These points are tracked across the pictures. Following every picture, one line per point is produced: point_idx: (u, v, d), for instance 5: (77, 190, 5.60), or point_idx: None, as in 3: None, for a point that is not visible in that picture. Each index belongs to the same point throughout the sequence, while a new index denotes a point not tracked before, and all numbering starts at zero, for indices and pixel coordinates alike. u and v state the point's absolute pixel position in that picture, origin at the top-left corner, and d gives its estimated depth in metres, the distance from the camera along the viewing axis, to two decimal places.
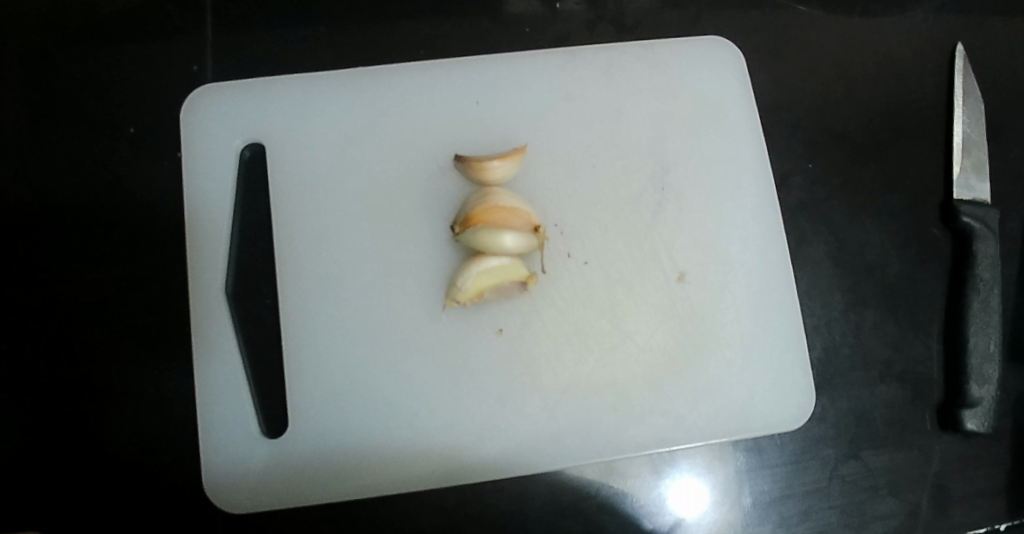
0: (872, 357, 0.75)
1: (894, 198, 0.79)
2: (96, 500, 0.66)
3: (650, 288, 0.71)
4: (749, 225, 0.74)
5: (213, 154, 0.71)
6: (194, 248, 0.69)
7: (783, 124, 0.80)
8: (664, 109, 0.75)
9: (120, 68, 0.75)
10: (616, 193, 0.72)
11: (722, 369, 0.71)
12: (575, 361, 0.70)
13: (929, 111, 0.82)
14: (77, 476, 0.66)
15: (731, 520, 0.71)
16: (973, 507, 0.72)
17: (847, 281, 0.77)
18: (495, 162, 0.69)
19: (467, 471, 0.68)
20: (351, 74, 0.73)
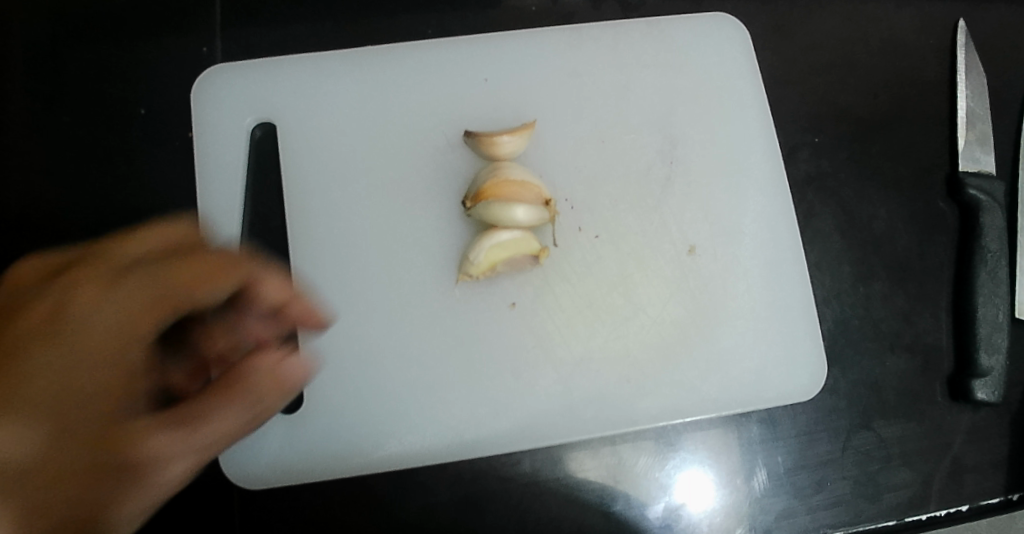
0: (883, 329, 0.75)
1: (900, 170, 0.80)
2: None
3: (662, 260, 0.72)
4: (757, 197, 0.74)
5: (223, 133, 0.72)
6: (207, 226, 0.70)
7: (788, 99, 0.81)
8: (670, 84, 0.76)
9: (129, 51, 0.76)
10: (626, 167, 0.73)
11: (733, 340, 0.72)
12: (588, 333, 0.70)
13: (934, 86, 0.82)
14: None
15: (746, 491, 0.70)
16: (986, 477, 0.72)
17: (855, 253, 0.77)
18: (506, 136, 0.69)
19: (481, 444, 0.68)
20: (360, 55, 0.74)
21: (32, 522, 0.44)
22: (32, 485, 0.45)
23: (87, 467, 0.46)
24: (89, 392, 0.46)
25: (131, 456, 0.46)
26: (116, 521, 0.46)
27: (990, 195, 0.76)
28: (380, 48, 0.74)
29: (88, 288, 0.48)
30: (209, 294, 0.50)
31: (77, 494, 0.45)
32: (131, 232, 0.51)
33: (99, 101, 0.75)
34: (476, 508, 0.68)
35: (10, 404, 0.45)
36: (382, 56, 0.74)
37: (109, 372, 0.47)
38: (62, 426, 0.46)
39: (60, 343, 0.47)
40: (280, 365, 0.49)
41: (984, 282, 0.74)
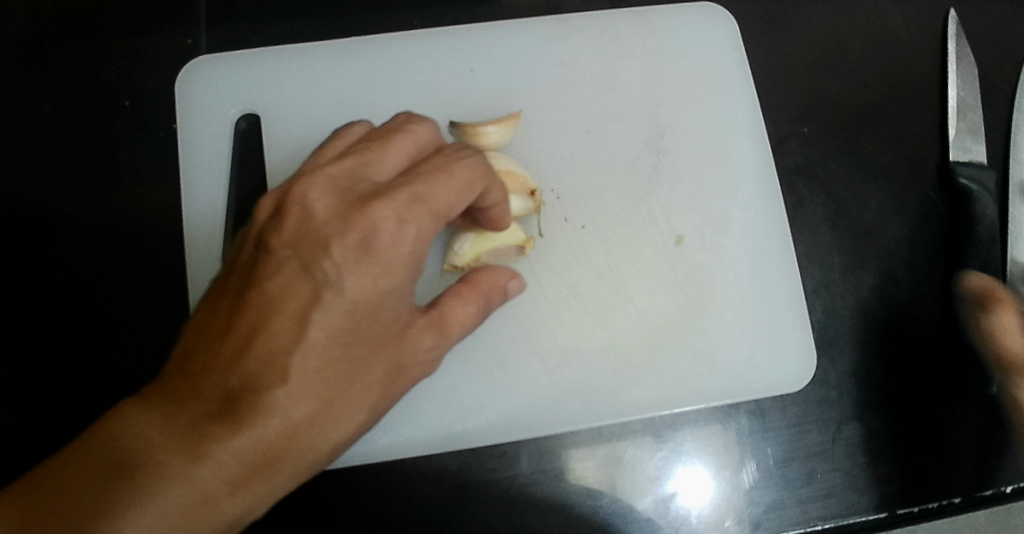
0: (874, 319, 0.75)
1: (891, 160, 0.79)
2: None
3: (649, 250, 0.72)
4: (746, 186, 0.74)
5: (207, 124, 0.73)
6: (191, 217, 0.71)
7: (777, 89, 0.81)
8: (657, 73, 0.75)
9: (117, 43, 0.77)
10: (613, 158, 0.73)
11: (722, 330, 0.71)
12: (575, 324, 0.70)
13: (923, 75, 0.81)
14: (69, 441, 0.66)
15: (736, 483, 0.70)
16: (979, 470, 0.71)
17: (845, 243, 0.77)
18: (489, 126, 0.68)
19: (467, 435, 0.69)
20: (342, 45, 0.74)
21: (323, 426, 0.53)
22: (344, 390, 0.54)
23: (378, 371, 0.55)
24: (386, 307, 0.55)
25: (400, 361, 0.57)
26: (364, 421, 0.55)
27: (980, 183, 0.75)
28: (365, 39, 0.75)
29: (391, 222, 0.55)
30: (456, 203, 0.58)
31: (372, 397, 0.55)
32: (431, 174, 0.57)
33: (88, 96, 0.76)
34: (463, 500, 0.67)
35: (312, 327, 0.52)
36: (367, 47, 0.75)
37: (395, 291, 0.55)
38: (362, 341, 0.54)
39: (380, 271, 0.54)
40: (506, 282, 0.64)
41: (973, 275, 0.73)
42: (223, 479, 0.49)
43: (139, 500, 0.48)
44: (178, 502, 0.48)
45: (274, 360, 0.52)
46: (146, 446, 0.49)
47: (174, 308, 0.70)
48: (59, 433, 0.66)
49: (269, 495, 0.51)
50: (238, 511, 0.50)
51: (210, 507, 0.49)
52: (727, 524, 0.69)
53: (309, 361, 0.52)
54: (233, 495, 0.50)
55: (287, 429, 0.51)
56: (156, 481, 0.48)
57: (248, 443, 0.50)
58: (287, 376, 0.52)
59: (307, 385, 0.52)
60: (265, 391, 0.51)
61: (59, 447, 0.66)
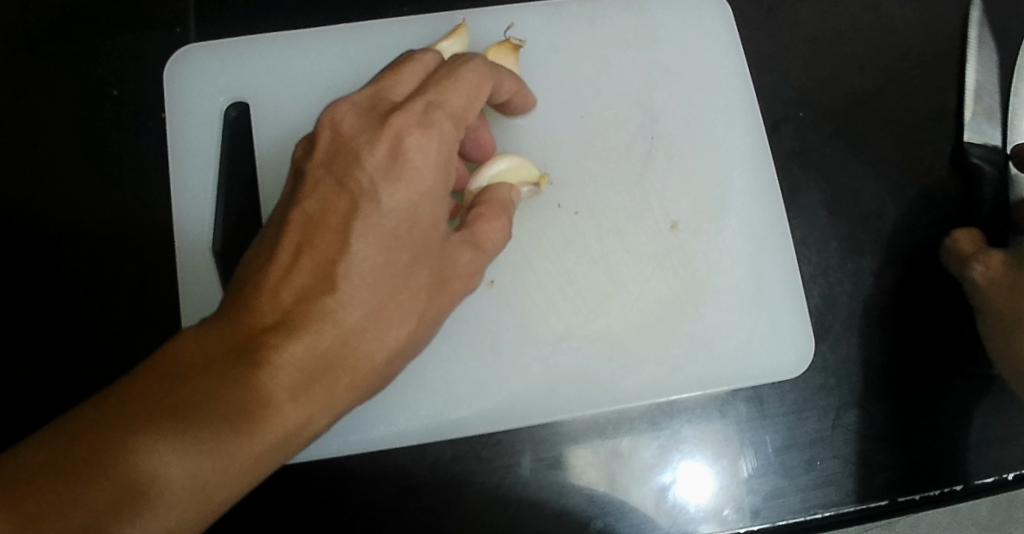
0: (873, 304, 0.73)
1: (888, 144, 0.78)
2: None
3: (643, 235, 0.71)
4: (742, 171, 0.73)
5: (197, 113, 0.73)
6: (180, 206, 0.71)
7: (770, 73, 0.80)
8: (650, 58, 0.75)
9: (106, 34, 0.77)
10: (607, 143, 0.73)
11: (719, 316, 0.70)
12: (570, 310, 0.69)
13: (918, 59, 0.81)
14: None
15: (734, 472, 0.69)
16: (982, 456, 0.69)
17: (842, 228, 0.76)
18: (441, 43, 0.69)
19: (463, 424, 0.67)
20: (331, 32, 0.74)
21: (370, 332, 0.52)
22: (398, 296, 0.53)
23: (426, 280, 0.55)
24: (431, 215, 0.55)
25: (446, 270, 0.56)
26: (410, 330, 0.54)
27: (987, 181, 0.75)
28: (355, 26, 0.75)
29: (416, 133, 0.55)
30: (469, 108, 0.58)
31: (423, 308, 0.55)
32: (445, 83, 0.58)
33: (76, 86, 0.75)
34: (457, 491, 0.67)
35: (356, 234, 0.53)
36: (356, 35, 0.74)
37: (433, 197, 0.55)
38: (408, 249, 0.54)
39: (416, 179, 0.55)
40: (510, 195, 0.63)
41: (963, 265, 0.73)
42: (282, 384, 0.48)
43: (196, 410, 0.46)
44: (238, 410, 0.47)
45: (323, 270, 0.52)
46: (200, 358, 0.48)
47: (167, 298, 0.70)
48: (51, 424, 0.66)
49: (328, 404, 0.50)
50: (297, 418, 0.49)
51: (273, 416, 0.48)
52: (726, 512, 0.68)
53: (359, 267, 0.52)
54: (293, 401, 0.49)
55: (341, 333, 0.51)
56: (210, 389, 0.47)
57: (302, 349, 0.50)
58: (337, 283, 0.52)
59: (358, 291, 0.52)
60: (317, 299, 0.51)
61: None
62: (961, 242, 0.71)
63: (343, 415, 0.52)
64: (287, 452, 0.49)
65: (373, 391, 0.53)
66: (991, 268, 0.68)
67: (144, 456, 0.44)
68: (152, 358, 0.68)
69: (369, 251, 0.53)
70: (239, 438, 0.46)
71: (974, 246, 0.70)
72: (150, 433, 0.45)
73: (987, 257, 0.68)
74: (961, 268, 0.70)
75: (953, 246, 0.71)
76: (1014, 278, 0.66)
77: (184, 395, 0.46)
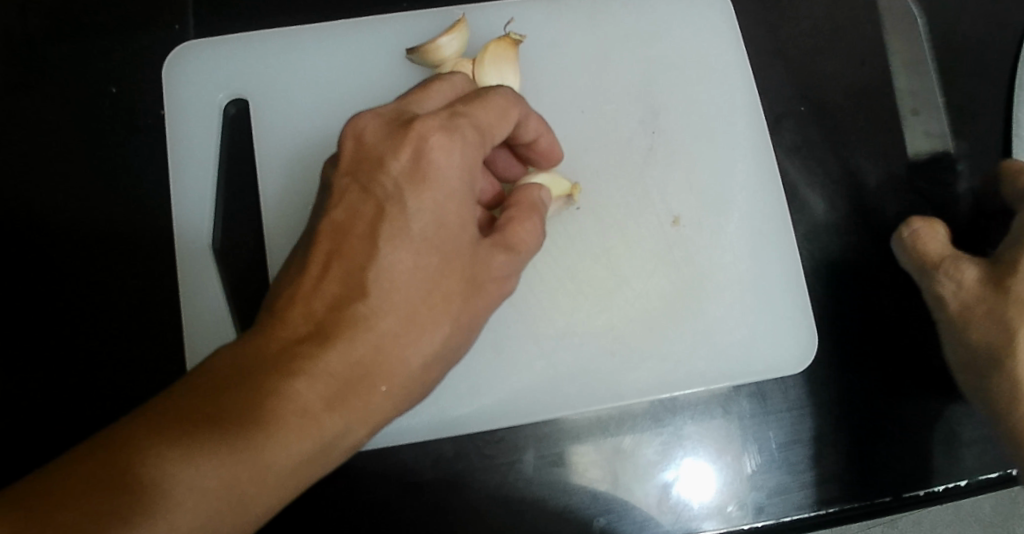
0: (877, 299, 0.73)
1: (890, 138, 0.78)
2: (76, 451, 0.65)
3: (646, 231, 0.71)
4: (744, 166, 0.72)
5: (195, 110, 0.73)
6: (179, 202, 0.70)
7: (771, 68, 0.80)
8: (652, 54, 0.75)
9: (105, 30, 0.77)
10: (608, 139, 0.72)
11: (722, 312, 0.70)
12: (572, 307, 0.69)
13: (919, 53, 0.80)
14: (59, 428, 0.66)
15: (738, 469, 0.68)
16: (983, 451, 0.70)
17: (845, 223, 0.75)
18: (441, 37, 0.69)
19: (464, 421, 0.67)
20: (331, 28, 0.74)
21: (403, 340, 0.50)
22: (433, 302, 0.51)
23: (460, 284, 0.52)
24: (459, 214, 0.52)
25: (479, 274, 0.54)
26: (446, 335, 0.52)
27: (984, 178, 0.76)
28: (354, 22, 0.74)
29: (440, 135, 0.53)
30: (497, 126, 0.56)
31: (458, 312, 0.52)
32: (472, 99, 0.56)
33: (74, 83, 0.75)
34: (459, 488, 0.66)
35: (384, 240, 0.51)
36: (356, 29, 0.74)
37: (461, 198, 0.53)
38: (439, 253, 0.52)
39: (442, 182, 0.52)
40: (539, 194, 0.60)
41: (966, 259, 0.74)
42: (315, 397, 0.47)
43: (229, 424, 0.45)
44: (271, 423, 0.46)
45: (353, 280, 0.50)
46: (231, 371, 0.47)
47: (168, 297, 0.69)
48: (51, 424, 0.66)
49: (364, 415, 0.49)
50: (332, 430, 0.47)
51: (307, 425, 0.47)
52: (730, 509, 0.67)
53: (389, 275, 0.50)
54: (328, 412, 0.47)
55: (374, 341, 0.49)
56: (241, 401, 0.46)
57: (334, 360, 0.48)
58: (367, 291, 0.50)
59: (390, 298, 0.50)
60: (348, 309, 0.49)
61: (50, 434, 0.66)
62: (920, 235, 0.70)
63: (382, 425, 0.51)
64: (326, 463, 0.48)
65: (412, 399, 0.52)
66: (962, 288, 0.67)
67: (181, 471, 0.44)
68: (153, 356, 0.68)
69: (398, 256, 0.51)
70: (275, 450, 0.45)
71: (939, 249, 0.69)
72: (183, 448, 0.44)
73: (951, 276, 0.67)
74: (920, 271, 0.70)
75: (911, 237, 0.71)
76: (970, 300, 0.66)
77: (217, 409, 0.45)
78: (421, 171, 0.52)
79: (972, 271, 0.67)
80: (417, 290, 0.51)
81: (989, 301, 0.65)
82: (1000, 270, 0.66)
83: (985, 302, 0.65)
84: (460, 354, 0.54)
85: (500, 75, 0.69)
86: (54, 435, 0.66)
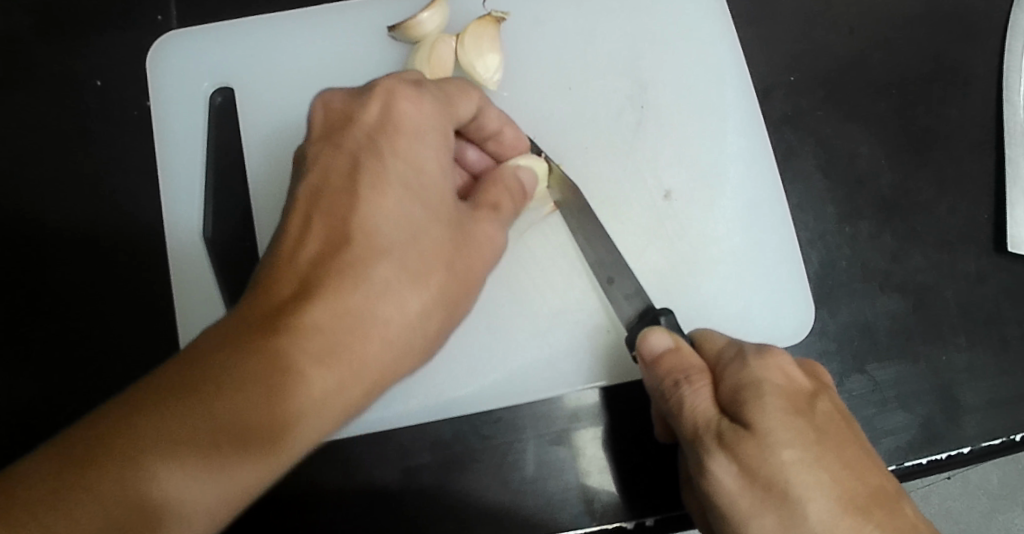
0: (872, 268, 0.73)
1: (882, 106, 0.77)
2: None
3: (637, 207, 0.71)
4: (734, 139, 0.72)
5: (182, 100, 0.73)
6: (169, 192, 0.70)
7: (760, 38, 0.79)
8: (637, 27, 0.74)
9: (90, 24, 0.77)
10: (596, 113, 0.72)
11: (716, 284, 0.70)
12: (566, 284, 0.69)
13: (907, 18, 0.80)
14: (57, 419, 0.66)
15: None
16: (987, 417, 0.68)
17: (838, 192, 0.75)
18: (422, 13, 0.69)
19: (463, 403, 0.67)
20: (316, 14, 0.74)
21: (390, 287, 0.50)
22: (422, 251, 0.51)
23: (447, 232, 0.53)
24: (437, 161, 0.54)
25: (465, 227, 0.54)
26: (434, 286, 0.51)
27: (975, 145, 0.76)
28: (339, 5, 0.74)
29: (409, 92, 0.55)
30: (461, 93, 0.58)
31: (451, 260, 0.53)
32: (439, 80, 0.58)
33: (60, 77, 0.75)
34: (458, 469, 0.66)
35: (365, 191, 0.52)
36: (341, 12, 0.74)
37: (438, 146, 0.55)
38: (423, 201, 0.53)
39: (415, 127, 0.54)
40: (517, 175, 0.60)
41: (961, 225, 0.74)
42: (306, 347, 0.45)
43: (214, 379, 0.42)
44: (263, 375, 0.44)
45: (335, 234, 0.50)
46: (219, 329, 0.45)
47: (159, 293, 0.69)
48: (48, 419, 0.66)
49: (359, 369, 0.47)
50: (327, 382, 0.46)
51: (300, 380, 0.45)
52: None
53: (374, 223, 0.51)
54: (320, 362, 0.46)
55: (364, 287, 0.49)
56: (226, 366, 0.43)
57: (323, 311, 0.47)
58: (352, 242, 0.50)
59: (377, 246, 0.50)
60: (333, 262, 0.49)
61: (50, 423, 0.66)
62: (664, 353, 0.56)
63: (380, 383, 0.49)
64: (323, 424, 0.46)
65: (410, 362, 0.50)
66: (686, 400, 0.53)
67: (162, 442, 0.40)
68: (145, 354, 0.68)
69: (378, 202, 0.51)
70: (268, 401, 0.43)
71: (672, 370, 0.55)
72: (164, 421, 0.41)
73: (679, 393, 0.54)
74: (649, 385, 0.57)
75: (649, 355, 0.57)
76: (707, 426, 0.51)
77: (203, 364, 0.43)
78: (382, 123, 0.54)
79: (705, 390, 0.53)
80: (400, 230, 0.51)
81: (718, 426, 0.50)
82: (730, 393, 0.51)
83: (714, 426, 0.50)
84: (452, 319, 0.53)
85: (481, 50, 0.69)
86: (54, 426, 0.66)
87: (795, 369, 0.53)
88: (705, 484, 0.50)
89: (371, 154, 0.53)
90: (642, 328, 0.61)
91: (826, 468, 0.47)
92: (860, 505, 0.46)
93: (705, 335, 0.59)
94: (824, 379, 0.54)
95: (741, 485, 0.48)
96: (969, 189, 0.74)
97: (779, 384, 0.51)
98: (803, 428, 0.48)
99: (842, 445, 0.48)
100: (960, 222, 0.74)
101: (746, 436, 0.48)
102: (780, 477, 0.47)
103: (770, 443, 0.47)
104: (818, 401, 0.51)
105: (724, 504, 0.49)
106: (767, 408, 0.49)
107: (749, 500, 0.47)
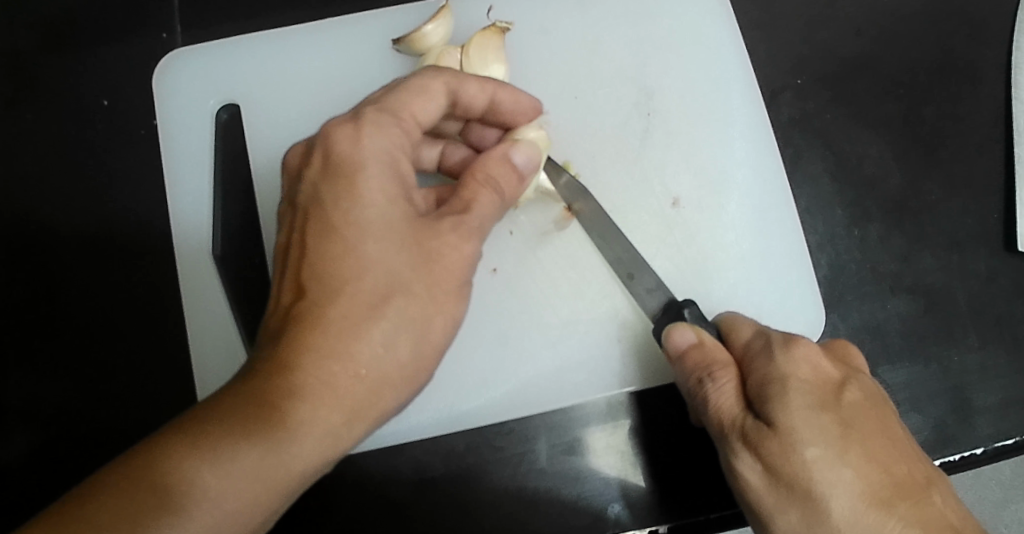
0: (882, 270, 0.72)
1: (889, 107, 0.77)
2: (86, 458, 0.67)
3: (644, 214, 0.70)
4: (742, 145, 0.72)
5: (190, 118, 0.73)
6: (178, 210, 0.71)
7: (765, 41, 0.79)
8: (642, 34, 0.74)
9: (96, 45, 0.77)
10: (603, 121, 0.72)
11: (726, 290, 0.70)
12: (576, 294, 0.69)
13: (914, 17, 0.79)
14: (71, 440, 0.67)
15: None
16: (999, 418, 0.68)
17: (847, 195, 0.74)
18: (427, 25, 0.69)
19: (476, 416, 0.67)
20: (321, 29, 0.74)
21: (353, 321, 0.49)
22: (384, 280, 0.50)
23: (412, 255, 0.51)
24: (383, 191, 0.52)
25: (428, 242, 0.52)
26: (401, 311, 0.51)
27: (985, 145, 0.75)
28: (344, 19, 0.74)
29: (344, 127, 0.53)
30: (422, 107, 0.57)
31: (418, 285, 0.51)
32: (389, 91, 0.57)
33: (66, 99, 0.76)
34: (472, 481, 0.66)
35: (324, 238, 0.51)
36: (345, 25, 0.74)
37: (390, 180, 0.52)
38: (381, 234, 0.51)
39: (359, 163, 0.52)
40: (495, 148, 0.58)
41: (971, 225, 0.73)
42: (269, 384, 0.47)
43: (194, 423, 0.44)
44: (228, 416, 0.45)
45: (298, 283, 0.51)
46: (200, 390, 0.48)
47: (174, 322, 0.70)
48: (63, 440, 0.67)
49: (329, 399, 0.48)
50: (297, 417, 0.46)
51: (266, 416, 0.46)
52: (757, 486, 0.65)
53: (332, 265, 0.50)
54: (287, 400, 0.47)
55: (325, 329, 0.49)
56: (199, 415, 0.45)
57: (287, 353, 0.48)
58: (311, 285, 0.50)
59: (335, 286, 0.50)
60: (294, 308, 0.50)
61: (65, 443, 0.67)
62: (687, 349, 0.57)
63: (360, 410, 0.49)
64: (302, 452, 0.46)
65: (389, 383, 0.50)
66: (720, 404, 0.54)
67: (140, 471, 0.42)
68: (151, 386, 0.69)
69: (337, 246, 0.51)
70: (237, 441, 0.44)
71: (696, 367, 0.56)
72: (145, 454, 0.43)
73: (704, 390, 0.55)
74: (677, 380, 0.58)
75: (674, 351, 0.58)
76: (733, 423, 0.52)
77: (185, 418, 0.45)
78: (323, 170, 0.53)
79: (730, 387, 0.54)
80: (365, 276, 0.50)
81: (742, 424, 0.51)
82: (754, 390, 0.52)
83: (738, 423, 0.52)
84: (432, 335, 0.52)
85: (486, 62, 0.69)
86: (68, 446, 0.67)
87: (824, 359, 0.52)
88: (735, 480, 0.52)
89: (320, 203, 0.52)
90: (668, 323, 0.62)
91: (851, 464, 0.48)
92: (882, 499, 0.47)
93: (732, 324, 0.59)
94: (853, 363, 0.55)
95: (765, 482, 0.50)
96: (978, 189, 0.74)
97: (806, 378, 0.51)
98: (827, 423, 0.49)
99: (869, 438, 0.49)
100: (970, 222, 0.73)
101: (768, 433, 0.49)
102: (802, 473, 0.48)
103: (794, 441, 0.48)
104: (845, 392, 0.51)
105: (752, 499, 0.51)
106: (790, 404, 0.49)
107: (773, 496, 0.49)
